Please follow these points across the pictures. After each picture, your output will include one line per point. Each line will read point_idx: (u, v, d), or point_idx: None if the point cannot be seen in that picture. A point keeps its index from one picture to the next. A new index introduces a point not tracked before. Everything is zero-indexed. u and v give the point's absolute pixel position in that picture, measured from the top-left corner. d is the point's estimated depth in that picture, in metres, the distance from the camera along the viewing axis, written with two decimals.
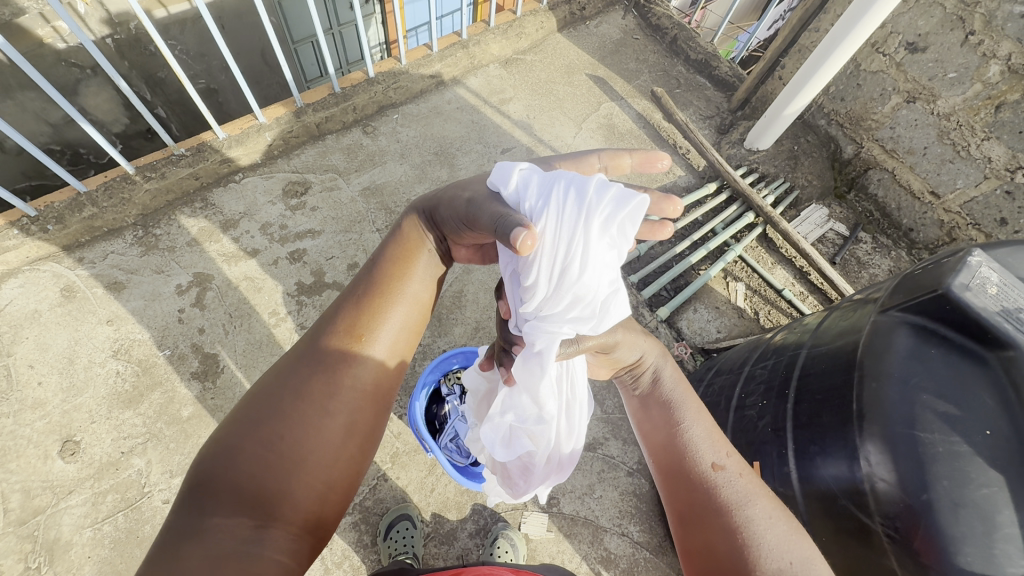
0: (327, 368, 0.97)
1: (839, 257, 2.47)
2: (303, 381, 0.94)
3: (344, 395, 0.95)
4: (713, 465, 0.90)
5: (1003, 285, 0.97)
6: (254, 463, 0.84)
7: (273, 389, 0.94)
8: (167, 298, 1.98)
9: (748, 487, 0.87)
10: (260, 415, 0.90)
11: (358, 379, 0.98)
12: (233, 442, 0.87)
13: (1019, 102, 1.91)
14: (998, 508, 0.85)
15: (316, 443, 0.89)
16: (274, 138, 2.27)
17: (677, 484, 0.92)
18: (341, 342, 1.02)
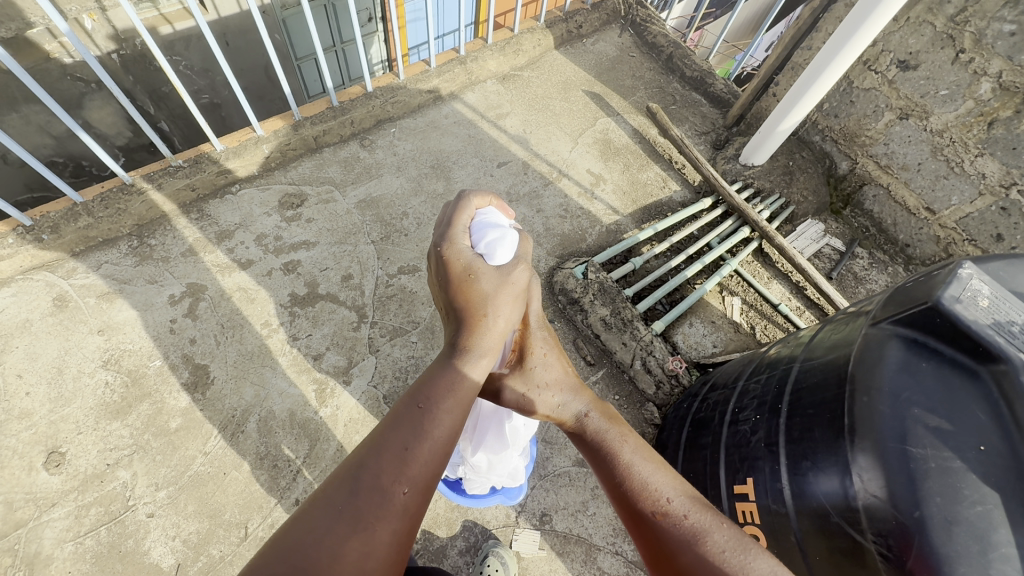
0: (417, 428, 0.89)
1: (836, 272, 2.46)
2: (395, 442, 0.87)
3: (410, 471, 0.85)
4: (657, 511, 0.92)
5: (994, 298, 0.96)
6: (336, 529, 0.76)
7: (368, 446, 0.88)
8: (159, 308, 1.98)
9: (708, 521, 0.88)
10: (324, 499, 0.80)
11: (436, 442, 0.90)
12: (323, 504, 0.80)
13: (1012, 118, 1.91)
14: (993, 526, 0.82)
15: (380, 538, 0.79)
16: (272, 151, 2.29)
17: (638, 531, 0.94)
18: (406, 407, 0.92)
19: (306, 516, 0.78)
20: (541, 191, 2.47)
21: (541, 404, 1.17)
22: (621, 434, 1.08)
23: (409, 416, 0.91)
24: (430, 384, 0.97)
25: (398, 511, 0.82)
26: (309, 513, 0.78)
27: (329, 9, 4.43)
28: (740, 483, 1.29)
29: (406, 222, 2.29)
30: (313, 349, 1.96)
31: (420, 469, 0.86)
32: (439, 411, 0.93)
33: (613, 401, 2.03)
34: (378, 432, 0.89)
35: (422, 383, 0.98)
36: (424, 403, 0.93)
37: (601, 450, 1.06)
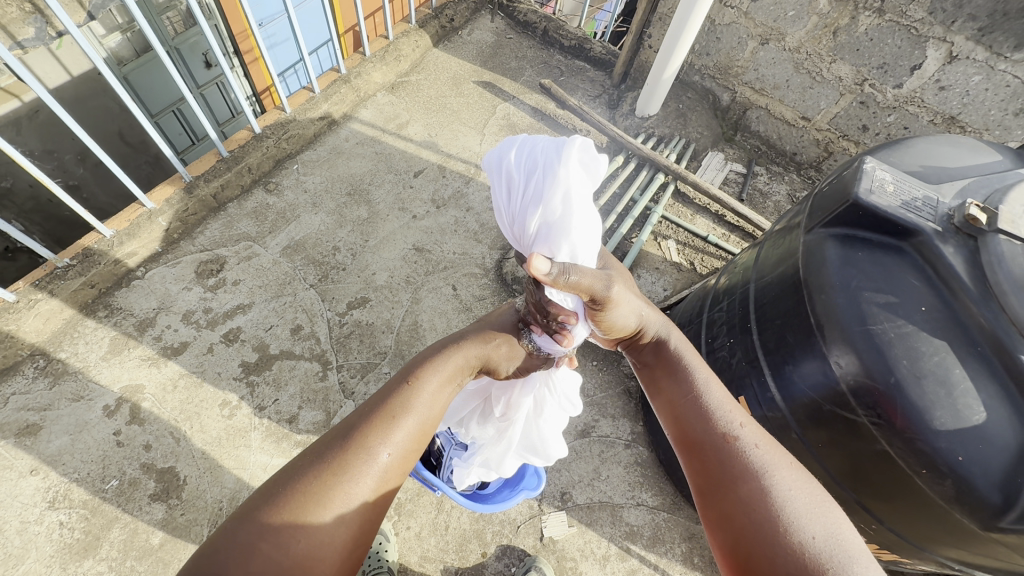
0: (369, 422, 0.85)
1: (745, 193, 2.68)
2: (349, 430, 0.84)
3: (366, 480, 0.80)
4: (728, 435, 0.91)
5: (897, 182, 1.12)
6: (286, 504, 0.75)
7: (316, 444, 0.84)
8: (96, 424, 1.77)
9: (770, 458, 0.86)
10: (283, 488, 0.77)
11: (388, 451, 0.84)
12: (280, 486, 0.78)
13: (850, 25, 2.17)
14: (951, 369, 0.97)
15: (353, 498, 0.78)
16: (171, 221, 2.10)
17: (696, 454, 0.93)
18: (375, 414, 0.86)
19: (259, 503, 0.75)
20: (465, 190, 2.46)
21: (625, 312, 1.07)
22: (699, 365, 1.05)
23: (380, 422, 0.85)
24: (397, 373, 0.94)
25: (343, 532, 0.76)
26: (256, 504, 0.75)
27: (176, 55, 4.07)
28: (733, 403, 1.40)
29: (340, 256, 2.20)
30: (285, 413, 1.85)
31: (361, 485, 0.79)
32: (412, 419, 0.87)
33: (592, 366, 2.10)
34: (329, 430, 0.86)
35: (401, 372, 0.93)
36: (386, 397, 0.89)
37: (678, 375, 1.05)
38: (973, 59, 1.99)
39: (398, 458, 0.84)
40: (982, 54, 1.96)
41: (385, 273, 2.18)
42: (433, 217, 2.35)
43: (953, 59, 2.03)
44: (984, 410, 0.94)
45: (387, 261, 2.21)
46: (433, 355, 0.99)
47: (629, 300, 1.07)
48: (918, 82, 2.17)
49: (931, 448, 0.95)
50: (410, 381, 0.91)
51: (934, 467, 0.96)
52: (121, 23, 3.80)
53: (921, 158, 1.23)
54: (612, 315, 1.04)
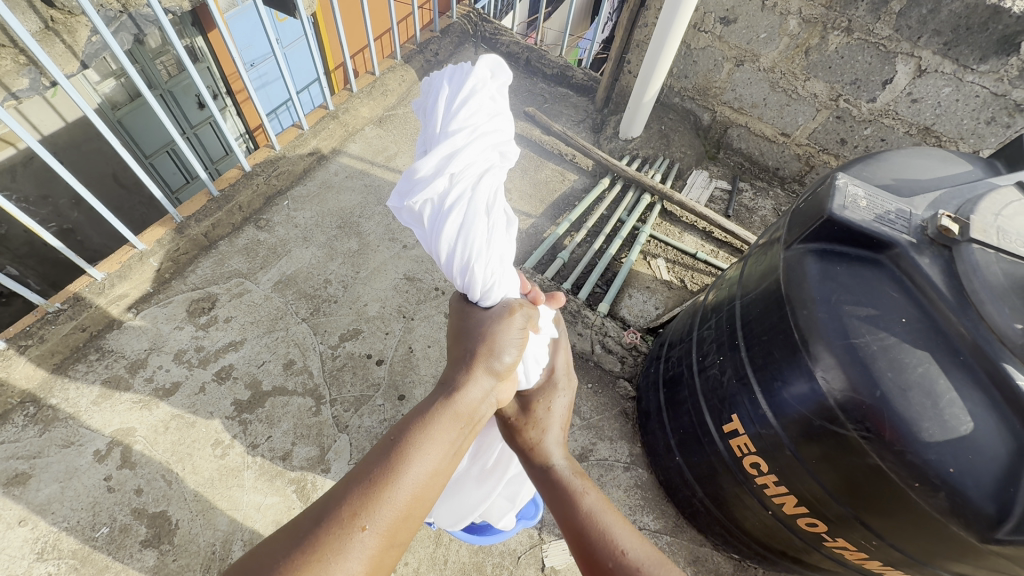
0: (388, 466, 0.91)
1: (731, 210, 2.72)
2: (361, 481, 0.89)
3: (349, 561, 0.81)
4: (621, 555, 0.98)
5: (869, 196, 1.15)
6: (290, 555, 0.79)
7: (331, 492, 0.89)
8: (87, 470, 1.74)
9: (664, 572, 0.95)
10: (256, 569, 0.77)
11: (399, 494, 0.89)
12: (285, 536, 0.82)
13: (820, 44, 2.24)
14: (936, 380, 0.98)
15: (355, 558, 0.81)
16: (162, 261, 2.11)
17: (596, 575, 0.98)
18: (359, 484, 0.88)
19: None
20: None
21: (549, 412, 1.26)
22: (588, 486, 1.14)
23: (365, 495, 0.87)
24: (408, 422, 0.99)
25: None
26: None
27: (169, 98, 4.16)
28: (727, 422, 1.38)
29: (332, 288, 2.21)
30: (278, 450, 1.83)
31: (351, 556, 0.81)
32: (401, 489, 0.90)
33: (587, 389, 2.08)
34: (343, 477, 0.91)
35: (398, 433, 0.97)
36: (400, 441, 0.95)
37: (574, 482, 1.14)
38: (942, 72, 2.05)
39: (382, 533, 0.86)
40: (949, 67, 2.02)
41: (376, 303, 2.18)
42: (423, 246, 2.37)
43: (922, 72, 2.09)
44: (970, 419, 0.94)
45: (379, 292, 2.22)
46: (424, 409, 1.02)
47: (554, 406, 1.28)
48: (891, 96, 2.22)
49: (922, 460, 0.96)
50: (398, 443, 0.95)
51: (926, 480, 0.96)
52: (115, 70, 3.84)
53: (894, 171, 1.27)
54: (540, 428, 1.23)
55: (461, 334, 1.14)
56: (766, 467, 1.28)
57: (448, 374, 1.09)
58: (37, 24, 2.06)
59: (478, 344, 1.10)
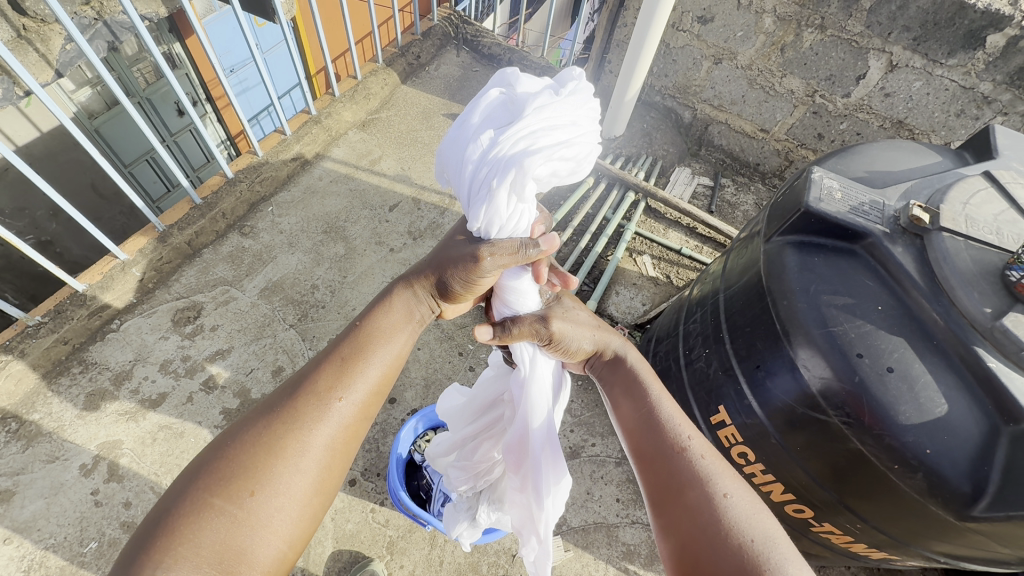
0: (354, 347, 0.99)
1: (714, 206, 2.76)
2: (331, 362, 0.96)
3: (325, 427, 0.89)
4: (679, 445, 0.94)
5: (844, 189, 1.19)
6: (268, 426, 0.87)
7: (303, 370, 0.97)
8: (73, 484, 1.72)
9: (715, 467, 0.91)
10: (240, 439, 0.85)
11: (367, 373, 0.97)
12: (259, 413, 0.90)
13: (795, 41, 2.28)
14: (912, 365, 1.01)
15: (326, 427, 0.89)
16: (145, 271, 2.09)
17: (652, 467, 0.95)
18: (329, 364, 0.96)
19: (211, 460, 0.83)
20: (441, 220, 2.49)
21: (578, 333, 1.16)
22: (659, 384, 1.08)
23: (332, 372, 0.94)
24: (369, 315, 1.06)
25: (320, 449, 0.87)
26: (205, 462, 0.83)
27: (147, 106, 4.10)
28: (714, 413, 1.40)
29: (319, 293, 2.21)
30: None
31: (324, 425, 0.89)
32: (368, 366, 0.97)
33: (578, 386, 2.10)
34: (313, 359, 0.98)
35: (356, 323, 1.04)
36: (363, 325, 1.03)
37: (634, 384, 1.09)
38: (912, 66, 2.11)
39: (355, 405, 0.93)
40: (919, 62, 2.08)
41: (365, 307, 2.18)
42: (410, 249, 2.37)
43: (894, 67, 2.14)
44: (945, 402, 0.98)
45: (367, 296, 2.21)
46: (383, 298, 1.10)
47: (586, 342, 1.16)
48: (865, 90, 2.28)
49: (900, 443, 0.99)
50: (360, 330, 1.02)
51: (905, 461, 0.99)
52: (91, 78, 3.76)
53: (867, 163, 1.30)
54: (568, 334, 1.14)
55: (440, 251, 1.16)
56: (753, 456, 1.30)
57: (407, 277, 1.14)
58: (9, 32, 2.04)
59: (434, 261, 1.14)
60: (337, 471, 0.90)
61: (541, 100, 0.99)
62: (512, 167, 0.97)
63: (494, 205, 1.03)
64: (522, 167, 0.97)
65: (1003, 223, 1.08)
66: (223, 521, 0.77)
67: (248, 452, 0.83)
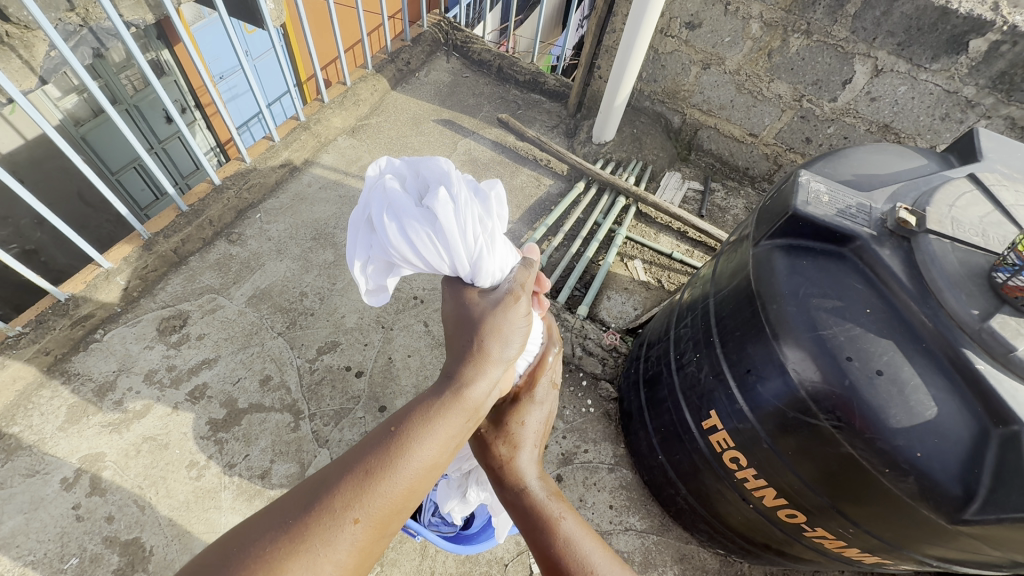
0: (385, 455, 0.88)
1: (704, 210, 2.77)
2: (356, 470, 0.87)
3: (335, 549, 0.80)
4: (575, 566, 0.99)
5: (831, 192, 1.19)
6: (274, 540, 0.78)
7: (323, 472, 0.88)
8: (54, 499, 1.67)
9: None
10: (237, 551, 0.76)
11: (391, 488, 0.87)
12: (267, 519, 0.81)
13: (782, 47, 2.30)
14: (901, 367, 1.01)
15: (338, 549, 0.80)
16: (130, 279, 2.05)
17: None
18: (352, 474, 0.86)
19: (204, 569, 0.74)
20: None
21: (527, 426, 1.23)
22: (552, 490, 1.15)
23: (354, 485, 0.85)
24: (411, 411, 0.95)
25: (327, 574, 0.79)
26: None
27: (135, 113, 4.07)
28: (706, 418, 1.39)
29: (308, 301, 2.18)
30: (256, 468, 1.78)
31: (334, 551, 0.80)
32: (393, 482, 0.87)
33: (570, 392, 2.08)
34: (339, 457, 0.90)
35: (391, 424, 0.93)
36: (398, 428, 0.92)
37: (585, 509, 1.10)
38: (897, 71, 2.13)
39: (372, 525, 0.84)
40: (904, 67, 2.10)
41: (354, 315, 2.16)
42: None
43: (879, 72, 2.17)
44: (934, 404, 0.98)
45: (357, 303, 2.19)
46: (430, 395, 0.97)
47: (528, 421, 1.22)
48: (851, 95, 2.30)
49: (891, 446, 0.98)
50: (396, 432, 0.91)
51: (896, 465, 0.99)
52: (77, 85, 3.72)
53: (854, 167, 1.31)
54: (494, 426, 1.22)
55: (467, 317, 1.08)
56: (745, 461, 1.29)
57: (453, 363, 1.02)
58: None
59: (484, 338, 1.04)
60: None
61: (435, 163, 1.13)
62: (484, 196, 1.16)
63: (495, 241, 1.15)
64: (484, 195, 1.15)
65: (989, 224, 1.09)
66: None
67: (246, 570, 0.74)
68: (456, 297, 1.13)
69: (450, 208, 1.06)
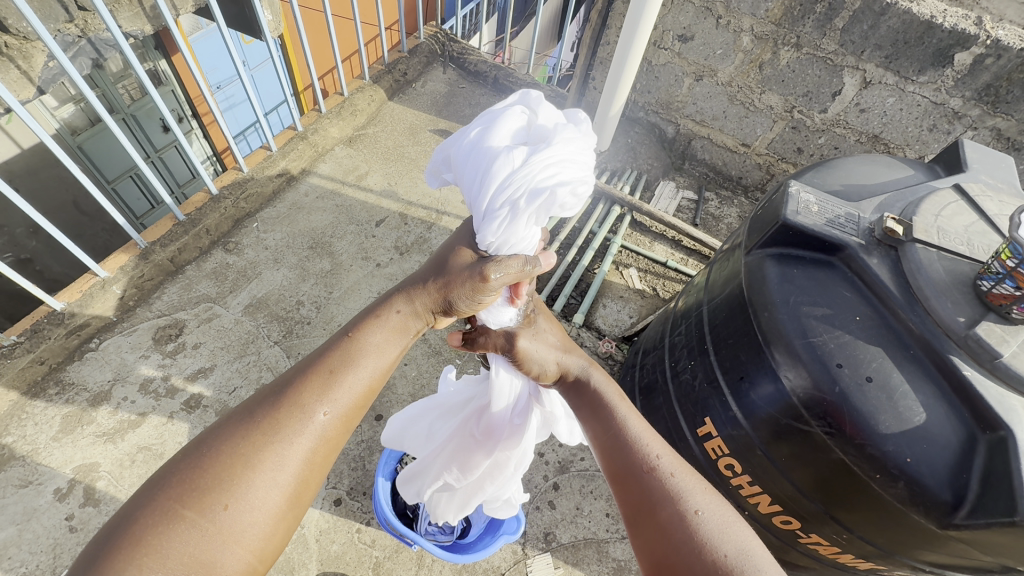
0: (344, 358, 0.97)
1: (698, 219, 2.80)
2: (319, 371, 0.94)
3: (304, 437, 0.87)
4: (648, 465, 0.94)
5: (820, 202, 1.22)
6: (246, 434, 0.85)
7: (288, 377, 0.95)
8: (47, 510, 1.66)
9: (687, 484, 0.91)
10: (212, 446, 0.83)
11: (353, 385, 0.95)
12: (238, 420, 0.88)
13: (773, 59, 2.34)
14: (890, 374, 1.03)
15: (305, 434, 0.88)
16: (126, 288, 2.06)
17: (623, 486, 0.95)
18: (316, 374, 0.94)
19: (183, 464, 0.81)
20: (428, 234, 2.49)
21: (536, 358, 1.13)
22: (619, 396, 1.08)
23: (317, 383, 0.93)
24: (363, 325, 1.03)
25: (297, 457, 0.86)
26: (174, 469, 0.81)
27: (132, 122, 4.08)
28: (700, 425, 1.40)
29: (305, 309, 2.19)
30: None
31: (300, 436, 0.87)
32: (354, 377, 0.96)
33: None
34: (301, 364, 0.97)
35: (347, 332, 1.01)
36: (355, 336, 1.00)
37: (600, 403, 1.07)
38: (885, 83, 2.17)
39: (339, 416, 0.92)
40: (892, 79, 2.15)
41: None
42: (397, 264, 2.37)
43: (867, 84, 2.21)
44: (923, 410, 0.99)
45: (353, 312, 2.20)
46: (380, 306, 1.07)
47: (542, 339, 1.16)
48: (841, 106, 2.34)
49: (881, 452, 1.00)
50: (353, 341, 1.00)
51: (887, 471, 1.00)
52: (74, 94, 3.73)
53: (843, 177, 1.33)
54: (539, 354, 1.13)
55: (440, 261, 1.12)
56: (740, 467, 1.30)
57: (409, 285, 1.10)
58: None
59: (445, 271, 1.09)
60: (311, 485, 0.89)
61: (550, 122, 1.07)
62: (541, 194, 0.97)
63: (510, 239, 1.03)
64: (554, 193, 0.98)
65: (974, 233, 1.12)
66: (190, 534, 0.75)
67: (222, 459, 0.81)
68: (462, 242, 1.12)
69: (505, 171, 0.98)
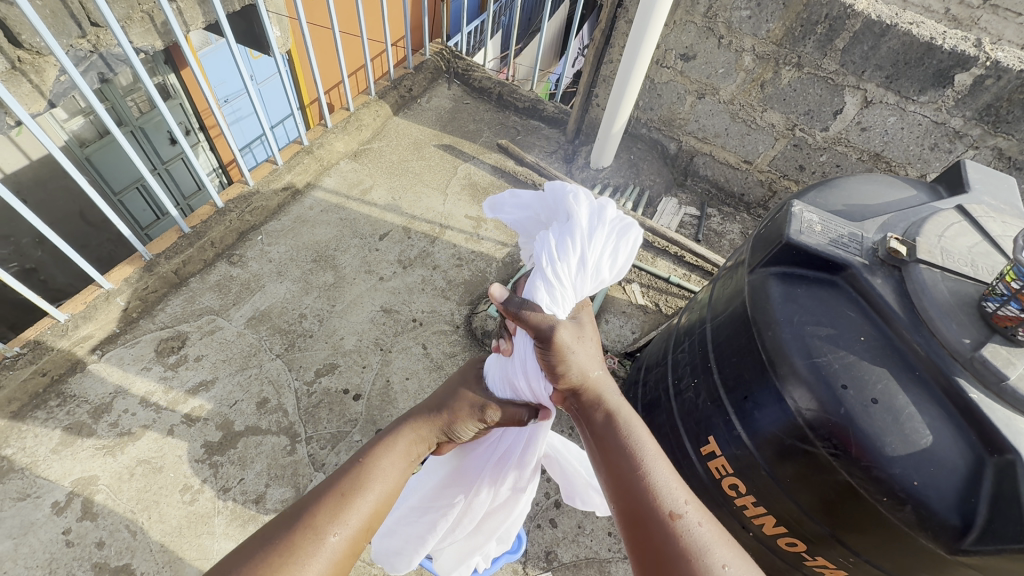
0: (353, 480, 0.95)
1: (701, 235, 2.81)
2: (330, 494, 0.93)
3: (317, 563, 0.84)
4: (673, 511, 0.89)
5: (822, 222, 1.23)
6: (259, 559, 0.82)
7: (302, 498, 0.94)
8: (44, 523, 1.65)
9: (713, 536, 0.87)
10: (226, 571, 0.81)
11: (363, 505, 0.93)
12: (251, 544, 0.85)
13: (774, 78, 2.37)
14: (895, 395, 1.02)
15: (317, 559, 0.85)
16: (130, 300, 2.06)
17: (639, 530, 0.90)
18: (328, 495, 0.93)
19: None
20: (431, 248, 2.50)
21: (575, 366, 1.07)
22: (644, 430, 1.03)
23: (331, 506, 0.91)
24: (370, 449, 1.02)
25: None
26: None
27: (140, 135, 4.13)
28: (704, 444, 1.38)
29: (307, 323, 2.19)
30: (251, 492, 1.76)
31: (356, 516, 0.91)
32: (363, 500, 0.93)
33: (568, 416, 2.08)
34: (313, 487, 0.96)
35: (357, 456, 1.00)
36: (364, 459, 0.99)
37: (624, 436, 1.00)
38: (886, 102, 2.19)
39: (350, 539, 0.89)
40: (893, 98, 2.17)
41: (353, 337, 2.16)
42: (400, 277, 2.37)
43: (869, 103, 2.23)
44: (929, 432, 0.99)
45: (356, 325, 2.20)
46: (387, 434, 1.06)
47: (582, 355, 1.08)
48: (842, 125, 2.36)
49: (888, 474, 0.99)
50: (364, 463, 0.99)
51: (894, 494, 0.99)
52: (84, 107, 3.79)
53: (845, 197, 1.34)
54: (576, 360, 1.06)
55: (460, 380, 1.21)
56: (744, 488, 1.29)
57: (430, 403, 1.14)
58: (4, 64, 2.04)
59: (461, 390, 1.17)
60: None
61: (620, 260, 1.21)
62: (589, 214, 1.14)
63: (571, 238, 1.05)
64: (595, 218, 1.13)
65: (977, 254, 1.12)
66: None
67: None
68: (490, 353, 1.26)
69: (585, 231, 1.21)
